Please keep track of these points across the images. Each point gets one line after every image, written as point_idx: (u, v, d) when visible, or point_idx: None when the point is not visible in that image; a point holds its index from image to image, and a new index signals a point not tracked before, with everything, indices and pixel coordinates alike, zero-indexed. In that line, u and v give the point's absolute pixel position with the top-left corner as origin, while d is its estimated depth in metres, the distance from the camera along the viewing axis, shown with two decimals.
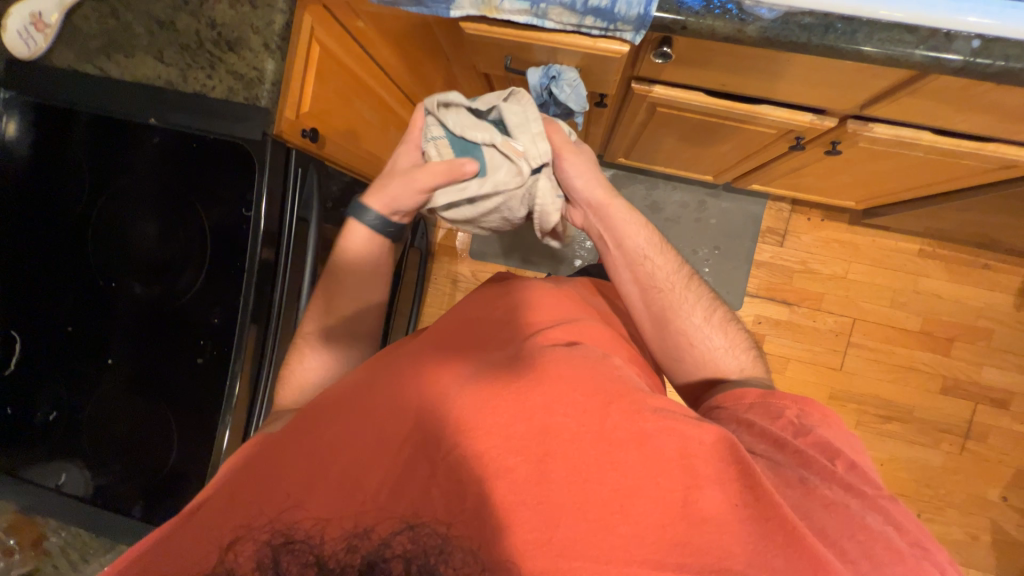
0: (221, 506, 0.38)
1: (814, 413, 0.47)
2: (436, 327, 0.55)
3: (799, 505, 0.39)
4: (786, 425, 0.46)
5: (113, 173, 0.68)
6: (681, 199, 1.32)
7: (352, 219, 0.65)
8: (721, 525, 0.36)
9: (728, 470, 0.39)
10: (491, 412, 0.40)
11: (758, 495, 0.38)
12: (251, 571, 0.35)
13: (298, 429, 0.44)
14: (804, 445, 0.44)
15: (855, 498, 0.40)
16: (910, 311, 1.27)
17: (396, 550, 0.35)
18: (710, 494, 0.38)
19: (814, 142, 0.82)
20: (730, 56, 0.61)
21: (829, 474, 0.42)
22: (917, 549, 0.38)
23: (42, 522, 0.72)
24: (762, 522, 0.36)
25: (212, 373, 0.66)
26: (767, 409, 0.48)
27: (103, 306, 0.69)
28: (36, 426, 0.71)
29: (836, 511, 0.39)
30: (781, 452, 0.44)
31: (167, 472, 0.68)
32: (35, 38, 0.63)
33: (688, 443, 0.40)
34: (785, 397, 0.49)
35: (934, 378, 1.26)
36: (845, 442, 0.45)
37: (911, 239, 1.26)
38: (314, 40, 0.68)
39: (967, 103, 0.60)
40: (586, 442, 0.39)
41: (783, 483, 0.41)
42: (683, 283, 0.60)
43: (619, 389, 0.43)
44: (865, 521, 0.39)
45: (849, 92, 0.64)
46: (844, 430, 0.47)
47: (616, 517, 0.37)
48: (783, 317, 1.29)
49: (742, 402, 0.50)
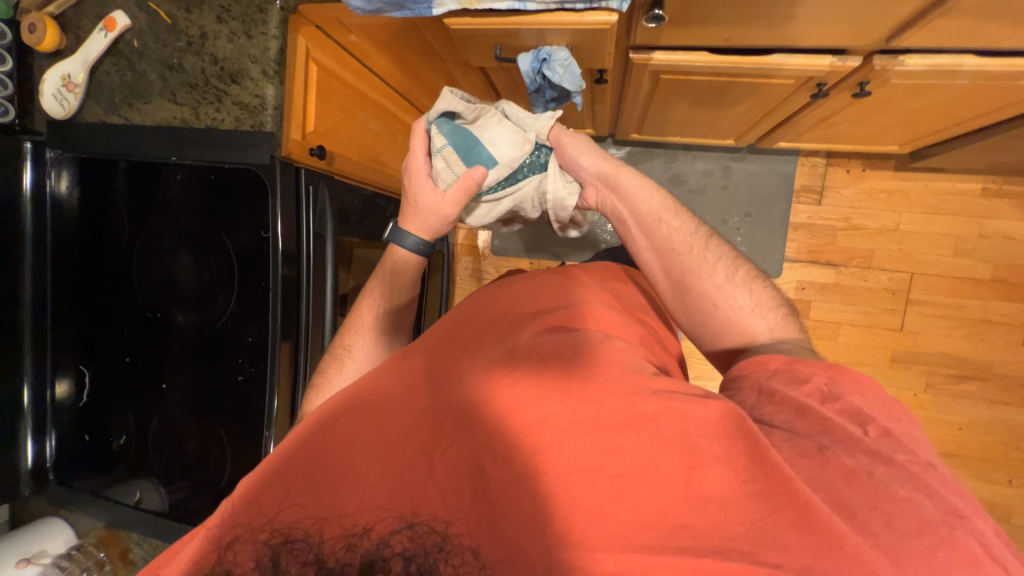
0: (229, 506, 0.40)
1: (846, 380, 0.43)
2: (431, 330, 0.55)
3: (816, 478, 0.37)
4: (812, 391, 0.42)
5: (148, 212, 0.73)
6: (704, 167, 1.25)
7: (392, 244, 0.66)
8: (727, 506, 0.35)
9: (738, 449, 0.36)
10: (488, 406, 0.41)
11: (768, 470, 0.35)
12: (251, 570, 0.36)
13: (305, 426, 0.45)
14: (830, 412, 0.40)
15: (882, 465, 0.37)
16: (977, 259, 1.14)
17: (395, 549, 0.36)
18: (713, 474, 0.36)
19: (838, 86, 0.75)
20: (727, 7, 0.57)
21: (853, 443, 0.38)
22: (951, 516, 0.34)
23: (126, 536, 0.78)
24: (771, 497, 0.34)
25: (254, 389, 0.70)
26: (791, 375, 0.44)
27: (155, 336, 0.74)
28: (113, 448, 0.78)
29: (857, 482, 0.36)
30: (801, 420, 0.41)
31: (226, 484, 0.73)
32: (69, 98, 0.69)
33: (690, 423, 0.38)
34: (812, 363, 0.45)
35: (1013, 329, 1.14)
36: (880, 409, 0.41)
37: (969, 178, 1.14)
38: (311, 60, 0.70)
39: (1013, 16, 0.53)
40: (583, 430, 0.38)
41: (799, 454, 0.38)
42: (702, 242, 0.58)
43: (617, 373, 0.41)
44: (890, 489, 0.35)
45: (870, 26, 0.58)
46: (883, 398, 0.42)
47: (614, 503, 0.35)
48: (829, 280, 1.21)
49: (766, 368, 0.46)
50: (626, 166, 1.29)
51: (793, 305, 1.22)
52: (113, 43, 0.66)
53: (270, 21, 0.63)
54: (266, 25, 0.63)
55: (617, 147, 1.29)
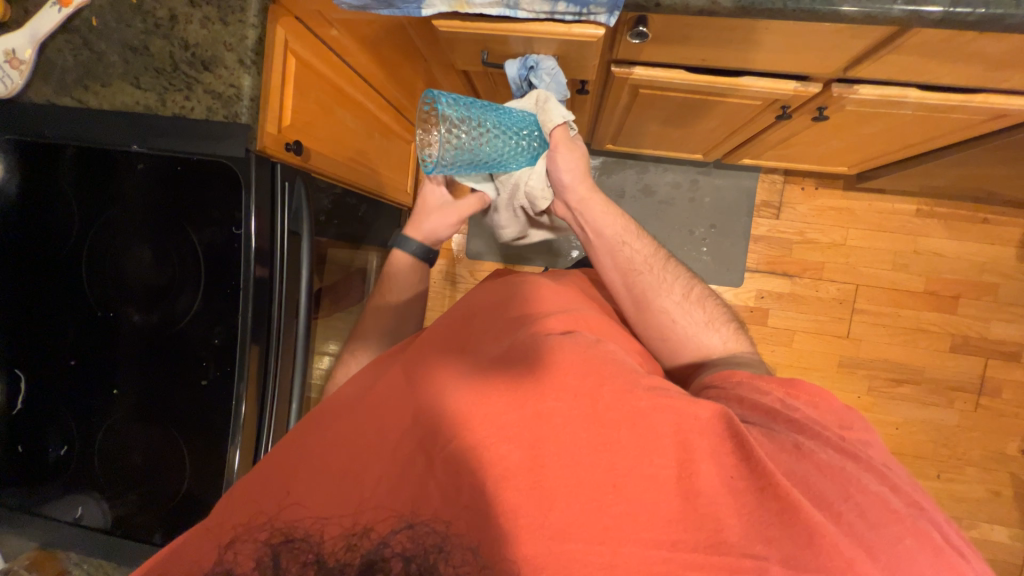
0: (223, 506, 0.39)
1: (800, 394, 0.46)
2: (431, 326, 0.55)
3: (794, 471, 0.38)
4: (772, 401, 0.45)
5: (98, 202, 0.67)
6: (673, 179, 1.31)
7: (395, 249, 0.74)
8: (716, 498, 0.36)
9: (727, 447, 0.38)
10: (483, 406, 0.40)
11: (753, 466, 0.37)
12: (251, 570, 0.36)
13: (302, 428, 0.45)
14: (795, 417, 0.43)
15: (849, 461, 0.40)
16: (913, 272, 1.26)
17: (395, 549, 0.36)
18: (705, 469, 0.37)
19: (801, 109, 0.81)
20: (706, 30, 0.61)
21: (822, 439, 0.41)
22: (912, 508, 0.37)
23: (65, 556, 0.72)
24: (758, 491, 0.36)
25: (217, 395, 0.66)
26: (753, 387, 0.47)
27: (104, 335, 0.69)
28: (51, 461, 0.71)
29: (831, 473, 0.38)
30: (775, 422, 0.44)
31: (184, 495, 0.68)
32: (11, 75, 0.64)
33: (684, 419, 0.39)
34: (769, 380, 0.48)
35: (942, 337, 1.26)
36: (834, 417, 0.44)
37: (907, 200, 1.25)
38: (288, 52, 0.68)
39: (952, 55, 0.59)
40: (578, 425, 0.39)
41: (780, 448, 0.40)
42: (660, 263, 0.63)
43: (610, 370, 0.42)
44: (861, 482, 0.38)
45: (831, 56, 0.63)
46: (834, 404, 0.45)
47: (610, 496, 0.37)
48: (785, 289, 1.29)
49: (731, 379, 0.50)
50: (599, 175, 1.33)
51: (753, 313, 1.29)
52: (68, 20, 0.61)
53: (249, 9, 0.60)
54: (244, 13, 0.60)
55: (592, 157, 1.32)
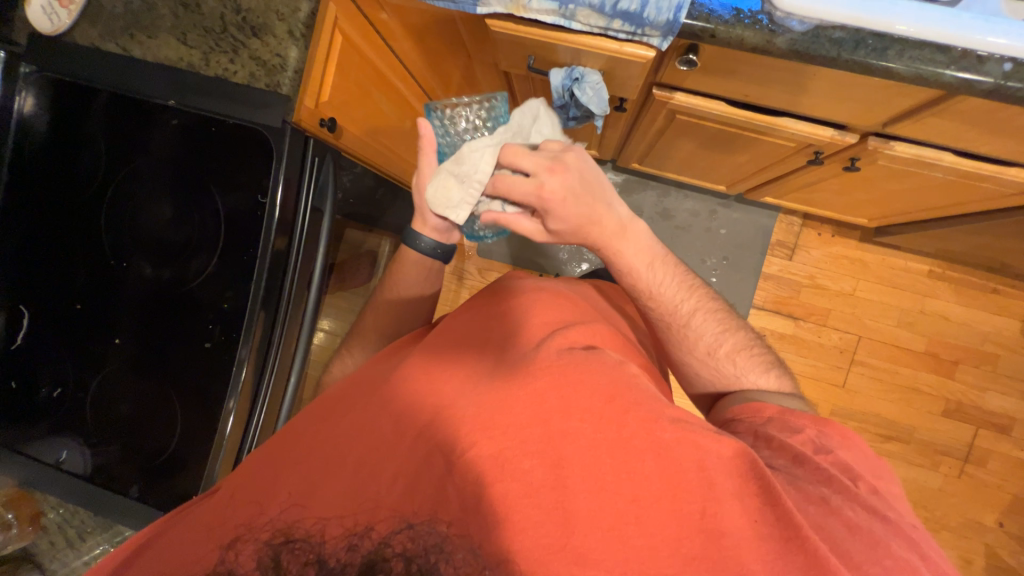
0: (223, 506, 0.40)
1: (834, 435, 0.48)
2: (449, 324, 0.55)
3: (822, 524, 0.39)
4: (804, 441, 0.47)
5: (125, 152, 0.67)
6: (692, 207, 1.32)
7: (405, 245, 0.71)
8: (740, 542, 0.36)
9: (750, 487, 0.39)
10: (507, 414, 0.40)
11: (779, 514, 0.37)
12: (251, 570, 0.35)
13: (313, 426, 0.45)
14: (823, 463, 0.45)
15: (879, 520, 0.40)
16: (916, 332, 1.26)
17: (396, 549, 0.35)
18: (730, 509, 0.37)
19: (833, 156, 0.81)
20: (753, 66, 0.61)
21: (852, 495, 0.42)
22: None
23: (42, 497, 0.72)
24: (783, 540, 0.36)
25: (219, 358, 0.66)
26: (784, 424, 0.49)
27: (112, 283, 0.68)
28: (39, 401, 0.70)
29: (860, 536, 0.39)
30: (801, 468, 0.45)
31: (170, 453, 0.68)
32: (60, 14, 0.64)
33: (706, 456, 0.39)
34: (803, 416, 0.50)
35: (936, 400, 1.26)
36: (865, 466, 0.46)
37: (920, 259, 1.26)
38: (336, 30, 0.68)
39: (992, 127, 0.60)
40: (602, 449, 0.39)
41: (807, 499, 0.41)
42: (685, 315, 0.58)
43: (637, 395, 0.42)
44: (891, 546, 0.38)
45: (874, 110, 0.64)
46: (865, 452, 0.47)
47: (632, 527, 0.36)
48: (788, 331, 1.29)
49: (760, 414, 0.52)
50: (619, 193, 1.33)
51: None
52: None
53: None
54: None
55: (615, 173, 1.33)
